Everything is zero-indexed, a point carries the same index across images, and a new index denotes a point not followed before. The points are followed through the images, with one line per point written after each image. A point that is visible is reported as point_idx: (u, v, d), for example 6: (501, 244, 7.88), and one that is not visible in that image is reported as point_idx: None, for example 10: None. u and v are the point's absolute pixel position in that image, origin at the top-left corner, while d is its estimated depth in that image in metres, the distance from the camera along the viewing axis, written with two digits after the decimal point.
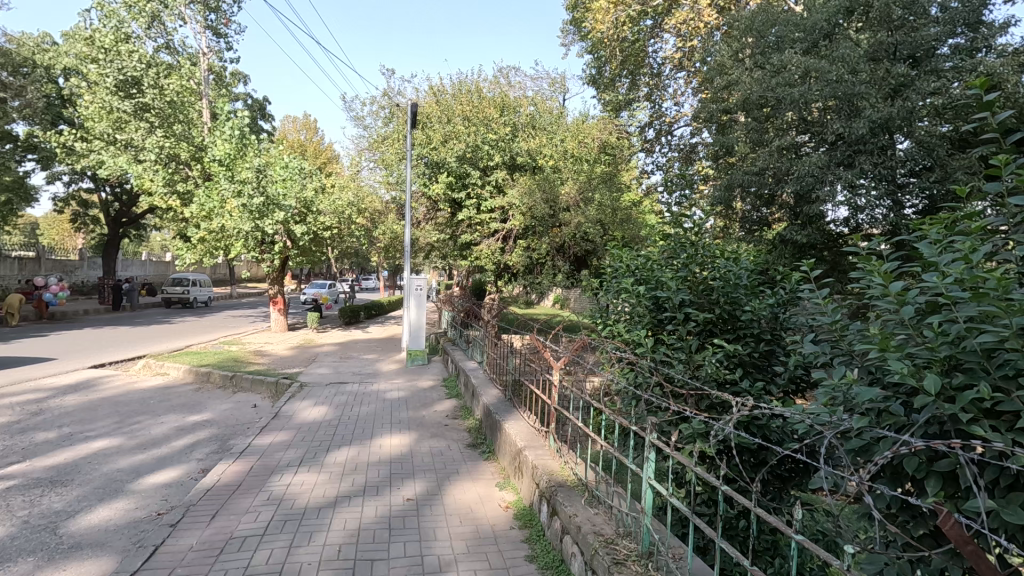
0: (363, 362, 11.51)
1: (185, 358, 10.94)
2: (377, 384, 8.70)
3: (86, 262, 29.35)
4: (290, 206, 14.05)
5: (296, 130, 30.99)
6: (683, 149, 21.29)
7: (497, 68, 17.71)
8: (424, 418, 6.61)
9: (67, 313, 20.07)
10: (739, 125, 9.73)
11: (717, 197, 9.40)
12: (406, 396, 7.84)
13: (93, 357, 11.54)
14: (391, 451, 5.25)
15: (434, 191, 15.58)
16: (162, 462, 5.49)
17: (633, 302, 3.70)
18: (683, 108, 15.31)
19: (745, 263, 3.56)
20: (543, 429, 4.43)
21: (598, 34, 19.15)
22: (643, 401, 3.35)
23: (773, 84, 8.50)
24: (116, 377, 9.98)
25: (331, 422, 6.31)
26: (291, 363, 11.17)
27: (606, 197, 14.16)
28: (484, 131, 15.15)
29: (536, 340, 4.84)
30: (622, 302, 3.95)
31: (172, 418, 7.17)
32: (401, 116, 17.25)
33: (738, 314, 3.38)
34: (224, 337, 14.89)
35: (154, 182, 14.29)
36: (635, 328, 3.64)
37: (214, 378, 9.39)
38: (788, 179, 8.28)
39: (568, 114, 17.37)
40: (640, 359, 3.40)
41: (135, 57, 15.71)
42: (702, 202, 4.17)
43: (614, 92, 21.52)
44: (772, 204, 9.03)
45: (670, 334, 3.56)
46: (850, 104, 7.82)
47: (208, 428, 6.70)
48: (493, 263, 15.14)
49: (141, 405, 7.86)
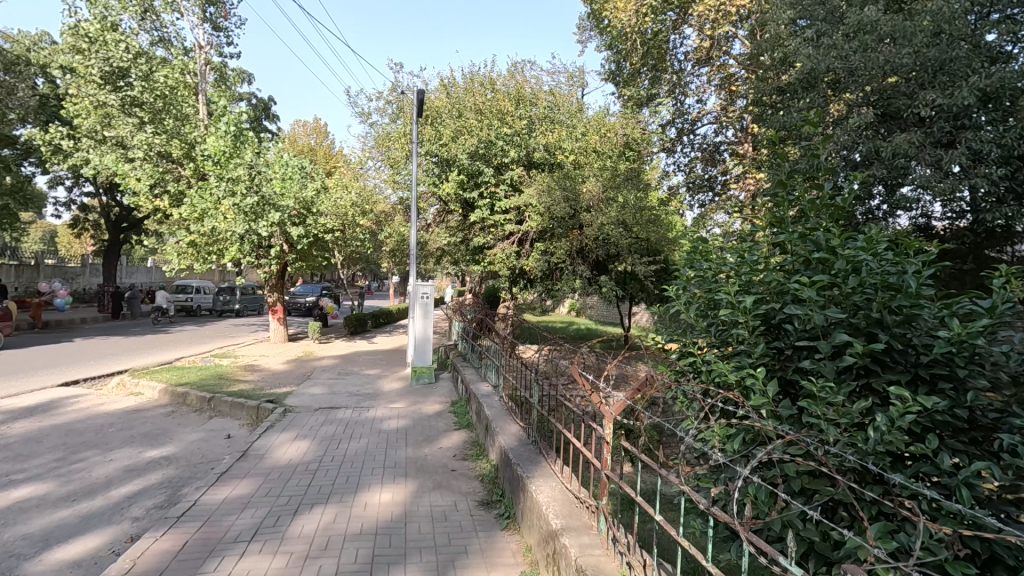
0: (364, 379, 10.30)
1: (164, 375, 9.78)
2: (375, 409, 7.42)
3: (89, 269, 28.58)
4: (287, 206, 12.96)
5: (305, 134, 30.17)
6: (705, 148, 20.11)
7: (512, 62, 16.58)
8: (427, 458, 5.32)
9: (62, 322, 19.00)
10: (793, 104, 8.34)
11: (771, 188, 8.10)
12: (407, 425, 6.56)
13: (64, 372, 10.37)
14: (380, 514, 3.99)
15: (444, 190, 14.41)
16: (87, 522, 4.26)
17: (740, 322, 2.39)
18: (711, 99, 14.10)
19: (924, 262, 2.25)
20: (587, 502, 3.13)
21: (619, 26, 17.99)
22: (772, 496, 2.06)
23: (845, 52, 7.09)
24: (85, 397, 8.84)
25: (309, 465, 5.04)
26: (282, 380, 9.97)
27: (630, 198, 13.30)
28: (498, 126, 13.96)
29: (575, 372, 3.56)
30: (713, 321, 2.64)
31: (125, 454, 5.95)
32: (407, 111, 16.18)
33: (920, 345, 2.07)
34: (218, 349, 13.89)
35: (140, 181, 13.21)
36: (744, 366, 2.36)
37: (191, 401, 8.18)
38: (868, 163, 6.85)
39: (588, 109, 16.17)
40: (759, 422, 2.13)
41: (122, 48, 14.64)
42: (828, 171, 2.80)
43: (635, 88, 20.25)
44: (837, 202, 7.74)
45: (801, 375, 2.29)
46: (943, 72, 6.45)
47: (163, 469, 5.49)
48: (508, 268, 13.99)
49: (96, 434, 6.67)
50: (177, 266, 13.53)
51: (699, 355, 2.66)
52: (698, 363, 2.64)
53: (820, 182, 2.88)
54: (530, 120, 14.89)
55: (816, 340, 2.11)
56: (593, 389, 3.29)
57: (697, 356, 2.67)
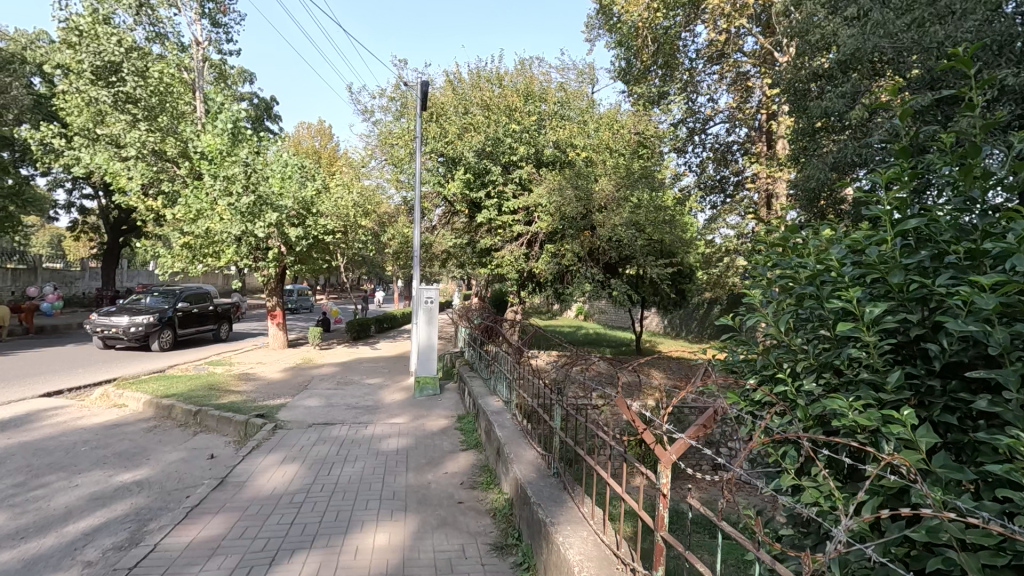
0: (365, 389, 9.66)
1: (152, 386, 9.17)
2: (374, 425, 6.77)
3: (89, 273, 28.24)
4: (285, 206, 12.38)
5: (309, 136, 29.79)
6: (718, 148, 19.52)
7: (520, 58, 16.02)
8: (430, 488, 4.64)
9: (57, 327, 18.50)
10: (830, 89, 7.64)
11: (812, 183, 7.49)
12: (409, 445, 5.90)
13: (46, 382, 9.78)
14: (373, 564, 3.33)
15: (450, 190, 13.78)
16: (29, 569, 3.62)
17: (869, 346, 1.72)
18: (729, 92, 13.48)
19: None
20: (633, 568, 2.46)
21: (630, 21, 17.38)
22: None
23: (896, 28, 6.37)
24: (66, 409, 8.24)
25: (295, 496, 4.38)
26: (278, 391, 9.36)
27: (645, 197, 12.65)
28: (506, 123, 13.37)
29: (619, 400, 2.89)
30: (816, 342, 1.96)
31: (92, 478, 5.31)
32: (411, 109, 15.61)
33: None
34: (214, 356, 13.32)
35: (132, 181, 12.62)
36: (873, 403, 1.69)
37: (177, 414, 7.57)
38: None
39: (599, 106, 15.56)
40: (915, 486, 1.46)
41: (115, 43, 14.15)
42: (975, 131, 2.05)
43: (646, 86, 19.61)
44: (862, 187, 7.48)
45: (960, 417, 1.61)
46: (1011, 47, 5.72)
47: (133, 497, 4.85)
48: (516, 271, 13.35)
49: (66, 454, 6.04)
50: (170, 269, 12.94)
51: (795, 384, 1.97)
52: (794, 394, 1.95)
53: (955, 150, 2.17)
54: (539, 117, 14.27)
55: (995, 371, 1.43)
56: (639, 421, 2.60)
57: (791, 383, 1.99)
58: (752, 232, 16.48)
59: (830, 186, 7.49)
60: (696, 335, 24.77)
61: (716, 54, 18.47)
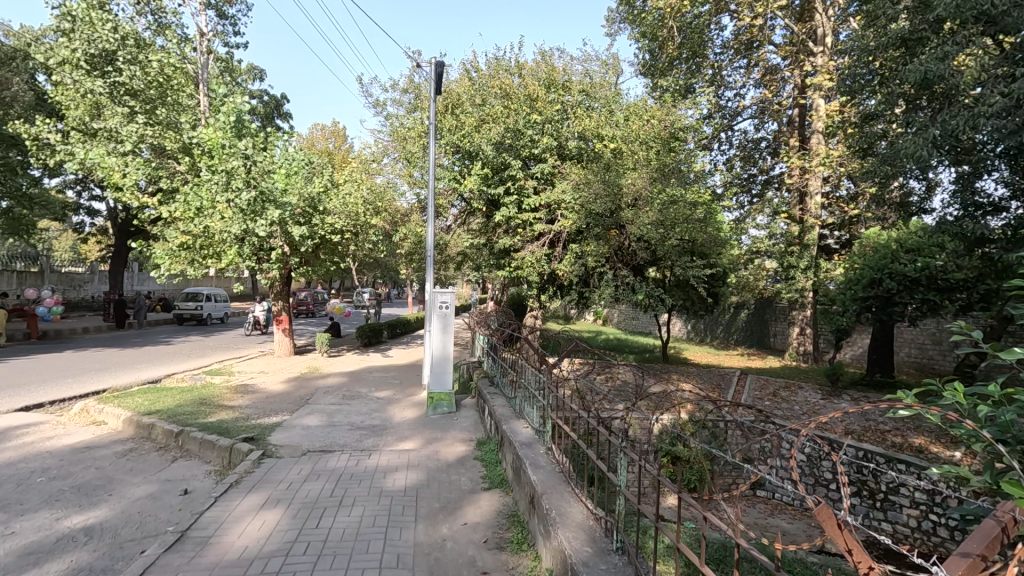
0: (372, 403, 8.69)
1: (137, 399, 8.27)
2: (377, 453, 5.75)
3: (97, 275, 27.80)
4: (289, 204, 11.47)
5: (323, 138, 29.17)
6: (747, 144, 18.44)
7: (541, 48, 15.08)
8: (447, 550, 3.58)
9: (61, 332, 17.88)
10: (927, 51, 6.82)
11: (903, 159, 6.72)
12: (419, 480, 4.89)
13: (28, 393, 8.96)
14: None
15: (466, 186, 12.67)
16: None
17: None
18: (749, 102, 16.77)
19: None
20: None
21: (657, 9, 16.29)
22: None
23: None
24: (39, 427, 7.34)
25: (268, 562, 3.36)
26: (275, 406, 8.42)
27: (679, 193, 11.61)
28: (527, 113, 12.42)
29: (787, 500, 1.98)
30: None
31: (34, 523, 4.35)
32: (425, 101, 14.70)
33: None
34: (214, 364, 12.45)
35: (126, 176, 11.81)
36: None
37: (156, 435, 6.64)
38: None
39: (624, 97, 14.48)
40: None
41: (109, 29, 13.47)
42: None
43: (672, 77, 18.45)
44: (947, 159, 7.07)
45: None
46: None
47: (78, 552, 3.88)
48: (538, 274, 12.32)
49: (16, 487, 5.09)
50: (168, 271, 12.13)
51: None
52: None
53: None
54: (563, 107, 13.32)
55: None
56: (845, 534, 1.60)
57: None
58: (785, 232, 15.43)
59: (921, 163, 6.77)
60: (721, 340, 23.54)
61: (745, 46, 17.47)
